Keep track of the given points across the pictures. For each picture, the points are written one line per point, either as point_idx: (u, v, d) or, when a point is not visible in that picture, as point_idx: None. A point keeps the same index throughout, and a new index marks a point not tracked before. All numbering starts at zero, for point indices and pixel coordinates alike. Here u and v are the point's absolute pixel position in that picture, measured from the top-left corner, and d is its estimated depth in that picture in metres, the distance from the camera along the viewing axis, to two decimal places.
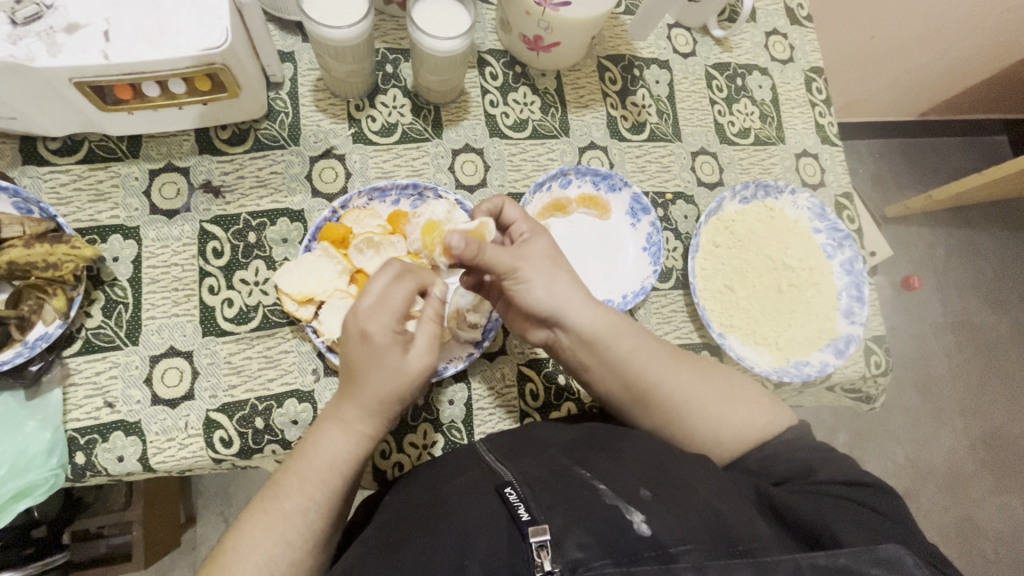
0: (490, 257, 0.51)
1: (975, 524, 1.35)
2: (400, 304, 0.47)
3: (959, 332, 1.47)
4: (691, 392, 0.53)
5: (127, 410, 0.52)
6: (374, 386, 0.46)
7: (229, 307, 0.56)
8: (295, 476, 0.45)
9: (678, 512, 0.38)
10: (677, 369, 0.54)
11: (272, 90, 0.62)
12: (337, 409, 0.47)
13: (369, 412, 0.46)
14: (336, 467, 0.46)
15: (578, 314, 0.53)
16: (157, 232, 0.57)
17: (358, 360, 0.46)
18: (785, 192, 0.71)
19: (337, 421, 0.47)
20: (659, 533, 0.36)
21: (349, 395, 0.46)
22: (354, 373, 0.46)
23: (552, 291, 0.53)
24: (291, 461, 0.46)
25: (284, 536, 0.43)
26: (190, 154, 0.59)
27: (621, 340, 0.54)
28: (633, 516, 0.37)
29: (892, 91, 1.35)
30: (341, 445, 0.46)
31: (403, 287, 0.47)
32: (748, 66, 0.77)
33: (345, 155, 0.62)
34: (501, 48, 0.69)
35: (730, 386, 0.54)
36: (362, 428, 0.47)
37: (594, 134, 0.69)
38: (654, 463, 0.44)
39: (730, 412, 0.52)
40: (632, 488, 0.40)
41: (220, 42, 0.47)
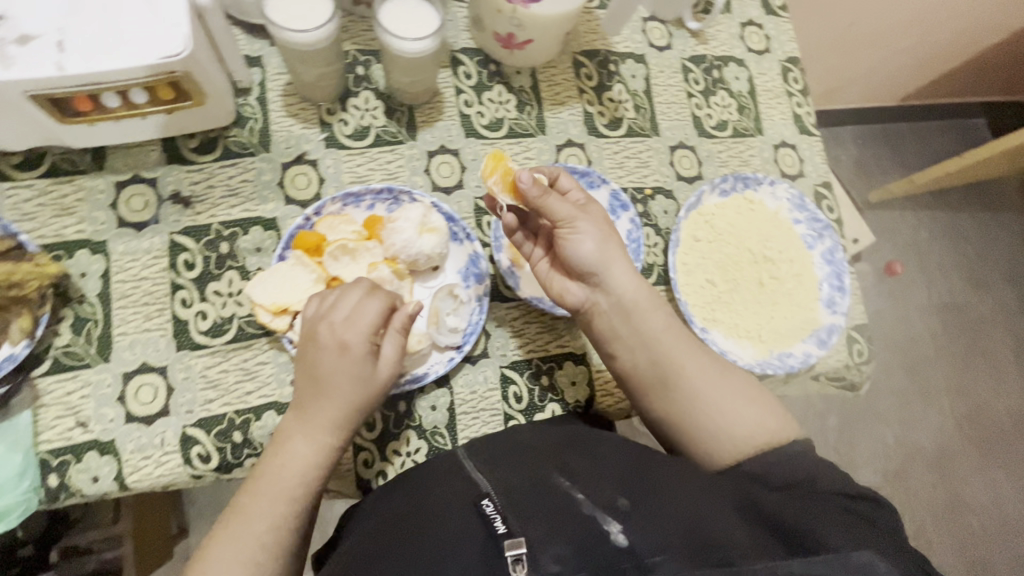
0: (552, 204, 0.55)
1: (964, 502, 1.37)
2: (371, 318, 0.49)
3: (943, 314, 1.49)
4: (704, 388, 0.54)
5: (100, 429, 0.51)
6: (341, 398, 0.48)
7: (203, 320, 0.55)
8: (261, 488, 0.46)
9: (655, 520, 0.38)
10: (696, 361, 0.55)
11: (240, 96, 0.61)
12: (302, 418, 0.49)
13: (335, 426, 0.48)
14: (304, 478, 0.47)
15: (621, 275, 0.56)
16: (125, 245, 0.55)
17: (327, 372, 0.48)
18: (764, 183, 0.71)
19: (302, 431, 0.48)
20: (634, 544, 0.37)
21: (316, 407, 0.48)
22: (323, 383, 0.48)
23: (598, 249, 0.56)
24: (257, 472, 0.47)
25: (252, 548, 0.44)
26: (158, 164, 0.58)
27: (657, 311, 0.56)
28: (611, 527, 0.38)
29: (872, 78, 1.36)
30: (307, 457, 0.47)
31: (376, 302, 0.49)
32: (724, 58, 0.77)
33: (317, 161, 0.61)
34: (474, 46, 0.68)
35: (747, 387, 0.55)
36: (326, 439, 0.48)
37: (571, 131, 0.69)
38: (633, 470, 0.44)
39: (741, 412, 0.53)
40: (610, 496, 0.41)
41: (179, 49, 0.45)
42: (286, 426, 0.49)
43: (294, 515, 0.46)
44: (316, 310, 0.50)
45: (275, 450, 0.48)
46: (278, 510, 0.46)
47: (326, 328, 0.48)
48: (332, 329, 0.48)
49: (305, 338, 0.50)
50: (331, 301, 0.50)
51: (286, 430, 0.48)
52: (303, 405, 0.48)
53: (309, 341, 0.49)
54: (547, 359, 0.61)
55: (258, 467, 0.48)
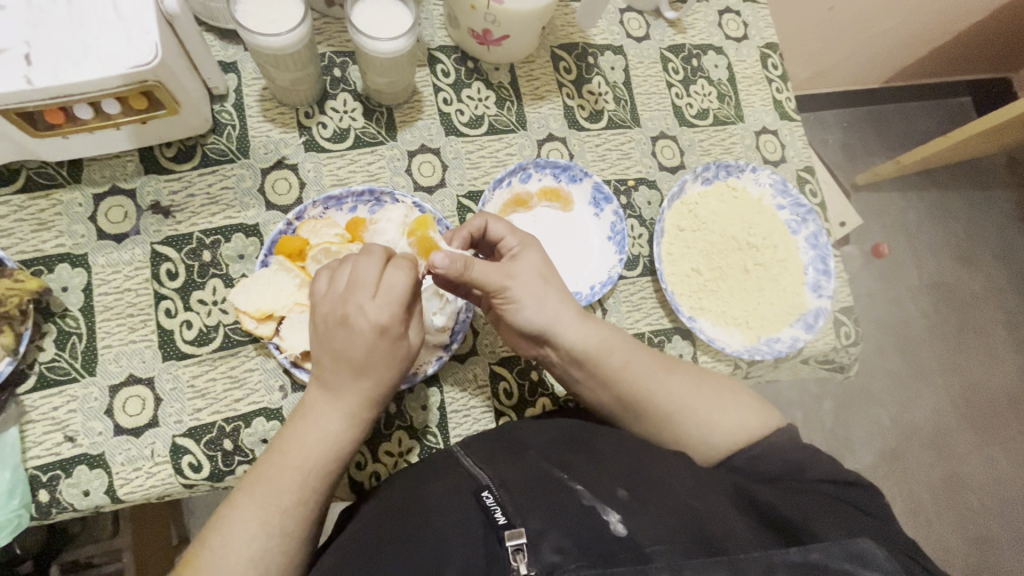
0: (479, 274, 0.51)
1: (959, 478, 1.39)
2: (404, 292, 0.46)
3: (933, 293, 1.50)
4: (680, 399, 0.53)
5: (89, 443, 0.51)
6: (376, 373, 0.47)
7: (188, 329, 0.55)
8: (296, 471, 0.45)
9: (654, 512, 0.38)
10: (668, 375, 0.54)
11: (217, 103, 0.60)
12: (333, 399, 0.47)
13: (368, 400, 0.48)
14: (337, 454, 0.47)
15: (569, 331, 0.54)
16: (106, 258, 0.55)
17: (359, 352, 0.46)
18: (746, 170, 0.71)
19: (333, 408, 0.47)
20: (635, 534, 0.36)
21: (348, 385, 0.47)
22: (351, 362, 0.46)
23: (541, 306, 0.54)
24: (286, 455, 0.46)
25: (283, 530, 0.44)
26: (136, 175, 0.57)
27: (612, 356, 0.54)
28: (610, 517, 0.38)
29: (853, 61, 1.36)
30: (343, 431, 0.47)
31: (405, 275, 0.46)
32: (703, 46, 0.77)
33: (297, 165, 0.61)
34: (451, 44, 0.68)
35: (719, 391, 0.54)
36: (358, 415, 0.48)
37: (551, 126, 0.69)
38: (631, 464, 0.45)
39: (719, 416, 0.52)
40: (610, 489, 0.41)
41: (150, 58, 0.45)
42: (313, 402, 0.47)
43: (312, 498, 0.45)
44: (337, 285, 0.47)
45: (302, 427, 0.47)
46: (291, 499, 0.44)
47: (355, 307, 0.45)
48: (362, 308, 0.45)
49: (326, 316, 0.46)
50: (353, 272, 0.46)
51: (311, 408, 0.47)
52: (333, 383, 0.47)
53: (336, 321, 0.46)
54: None
55: (286, 448, 0.46)
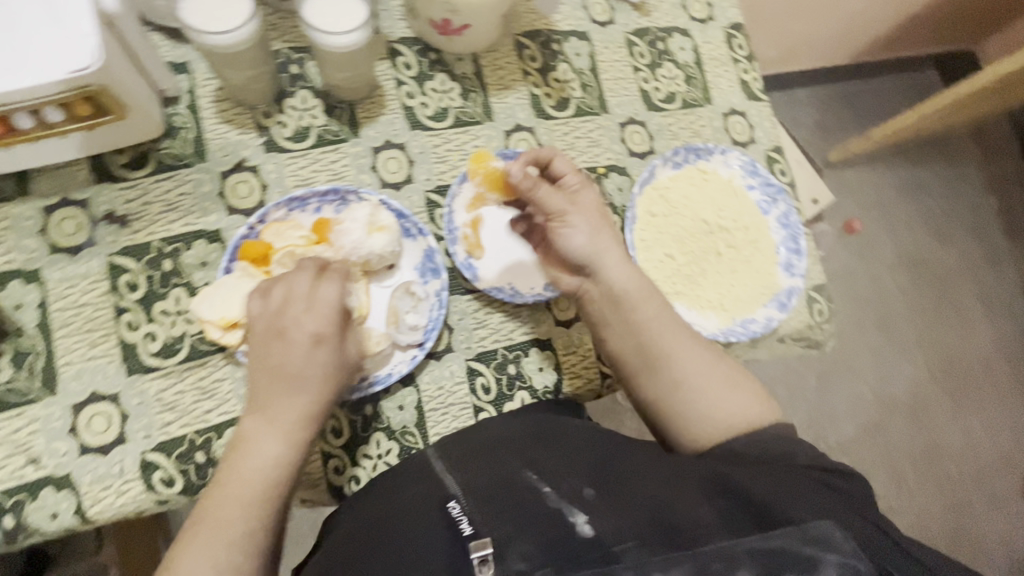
0: (542, 196, 0.57)
1: (936, 443, 1.43)
2: (335, 307, 0.49)
3: (906, 265, 1.53)
4: (695, 372, 0.54)
5: (54, 464, 0.49)
6: (308, 389, 0.48)
7: (152, 341, 0.53)
8: (234, 501, 0.44)
9: (621, 508, 0.39)
10: (686, 344, 0.55)
11: (169, 105, 0.58)
12: (269, 420, 0.47)
13: (306, 421, 0.48)
14: (276, 482, 0.46)
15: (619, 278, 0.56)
16: (61, 272, 0.53)
17: (296, 364, 0.48)
18: (715, 153, 0.71)
19: (265, 435, 0.47)
20: (602, 534, 0.37)
21: (282, 408, 0.47)
22: (283, 380, 0.48)
23: (589, 239, 0.57)
24: (223, 481, 0.45)
25: (226, 560, 0.42)
26: (87, 185, 0.55)
27: (648, 304, 0.56)
28: (576, 519, 0.38)
29: (820, 39, 1.37)
30: (279, 457, 0.47)
31: (336, 289, 0.50)
32: (668, 29, 0.76)
33: (258, 167, 0.59)
34: (412, 35, 0.66)
35: (736, 376, 0.55)
36: (292, 436, 0.47)
37: (519, 116, 0.68)
38: (600, 458, 0.45)
39: (731, 399, 0.53)
40: (577, 488, 0.41)
41: (90, 61, 0.43)
42: (250, 429, 0.47)
43: (255, 529, 0.44)
44: (277, 305, 0.49)
45: (239, 456, 0.46)
46: (234, 534, 0.43)
47: (291, 320, 0.49)
48: (297, 319, 0.48)
49: (260, 337, 0.49)
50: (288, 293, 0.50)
51: (246, 438, 0.47)
52: (267, 406, 0.48)
53: (273, 335, 0.49)
54: (513, 348, 0.61)
55: (223, 475, 0.46)
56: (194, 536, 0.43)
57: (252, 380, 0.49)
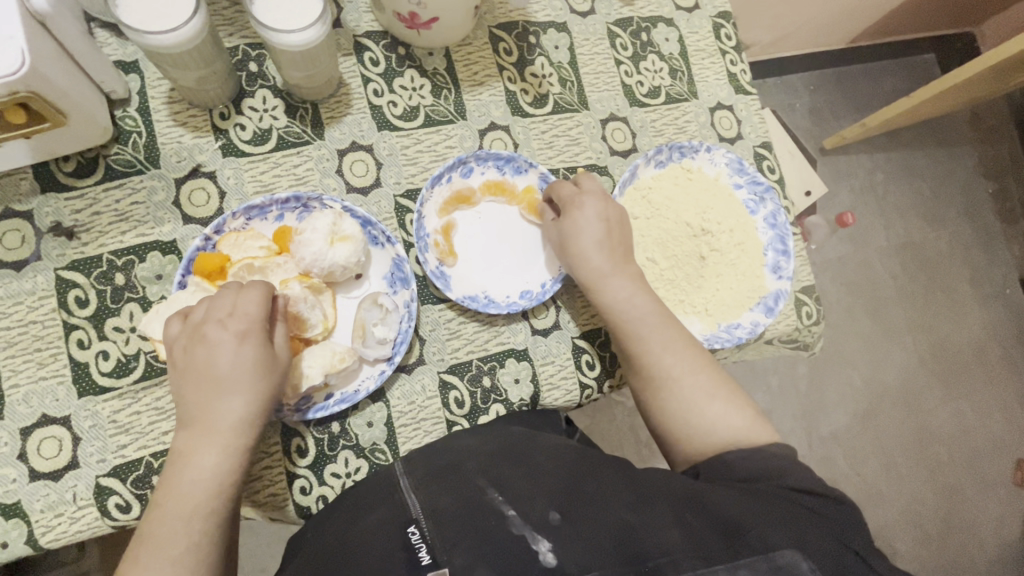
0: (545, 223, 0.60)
1: (928, 433, 1.42)
2: (257, 310, 0.46)
3: (900, 254, 1.50)
4: (688, 380, 0.53)
5: (2, 492, 0.47)
6: (236, 396, 0.45)
7: (105, 360, 0.50)
8: (174, 519, 0.42)
9: (586, 533, 0.36)
10: (673, 352, 0.53)
11: (119, 108, 0.55)
12: (201, 433, 0.44)
13: (240, 428, 0.45)
14: (214, 495, 0.43)
15: (612, 287, 0.56)
16: (5, 289, 0.50)
17: (222, 371, 0.45)
18: (701, 150, 0.68)
19: (194, 449, 0.44)
20: (564, 563, 0.35)
21: (210, 418, 0.44)
22: (208, 391, 0.45)
23: (591, 243, 0.56)
24: (161, 501, 0.42)
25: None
26: (32, 194, 0.52)
27: (636, 309, 0.55)
28: (538, 546, 0.36)
29: (814, 23, 1.32)
30: (214, 469, 0.43)
31: (254, 294, 0.46)
32: (652, 19, 0.72)
33: (215, 172, 0.56)
34: (379, 29, 0.62)
35: (724, 383, 0.53)
36: (224, 447, 0.44)
37: (493, 113, 0.64)
38: (569, 476, 0.42)
39: (710, 405, 0.52)
40: (542, 509, 0.38)
41: (18, 65, 0.40)
42: (183, 444, 0.44)
43: (200, 546, 0.42)
44: (202, 312, 0.46)
45: (173, 472, 0.43)
46: (175, 557, 0.41)
47: (214, 326, 0.45)
48: (216, 325, 0.45)
49: (180, 350, 0.46)
50: (208, 301, 0.47)
51: (178, 454, 0.44)
52: (197, 418, 0.44)
53: (195, 344, 0.45)
54: (487, 359, 0.59)
55: (161, 496, 0.43)
56: (136, 565, 0.40)
57: (180, 395, 0.46)
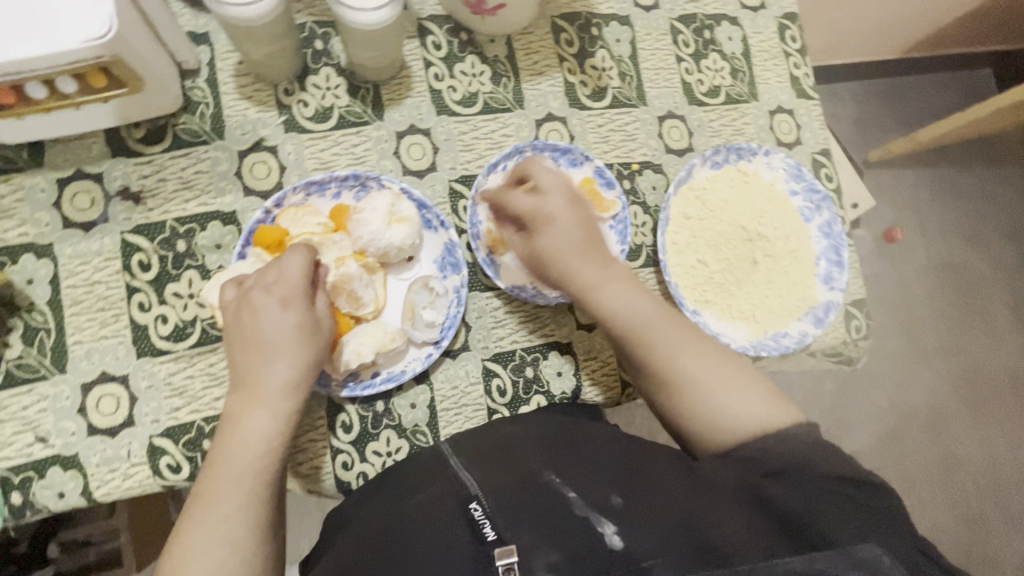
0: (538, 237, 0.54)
1: (956, 459, 1.38)
2: (300, 276, 0.47)
3: (942, 274, 1.45)
4: (719, 379, 0.48)
5: (62, 444, 0.49)
6: (281, 359, 0.45)
7: (164, 324, 0.52)
8: (228, 477, 0.42)
9: (650, 519, 0.37)
10: (687, 349, 0.49)
11: (189, 78, 0.56)
12: (250, 395, 0.45)
13: (287, 390, 0.45)
14: (265, 455, 0.44)
15: (613, 293, 0.51)
16: (73, 248, 0.51)
17: (268, 335, 0.46)
18: (759, 153, 0.66)
19: (242, 412, 0.45)
20: (631, 545, 0.35)
21: (257, 382, 0.45)
22: (254, 355, 0.46)
23: (574, 248, 0.53)
24: (215, 458, 0.43)
25: (229, 540, 0.41)
26: (103, 158, 0.53)
27: (641, 315, 0.50)
28: (604, 528, 0.36)
29: (874, 31, 1.28)
30: (263, 429, 0.44)
31: (297, 263, 0.47)
32: (716, 17, 0.71)
33: (277, 147, 0.57)
34: (443, 13, 0.62)
35: (750, 379, 0.49)
36: (271, 408, 0.45)
37: (551, 104, 0.64)
38: (625, 464, 0.43)
39: (734, 401, 0.47)
40: (604, 494, 0.39)
41: (104, 30, 0.40)
42: (234, 407, 0.45)
43: (254, 503, 0.42)
44: (248, 282, 0.47)
45: (224, 434, 0.44)
46: (231, 513, 0.41)
47: (259, 293, 0.46)
48: (262, 292, 0.46)
49: (230, 318, 0.47)
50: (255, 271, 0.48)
51: (229, 418, 0.45)
52: (245, 383, 0.45)
53: (241, 312, 0.46)
54: (531, 350, 0.59)
55: (213, 456, 0.44)
56: (194, 520, 0.41)
57: (229, 362, 0.47)
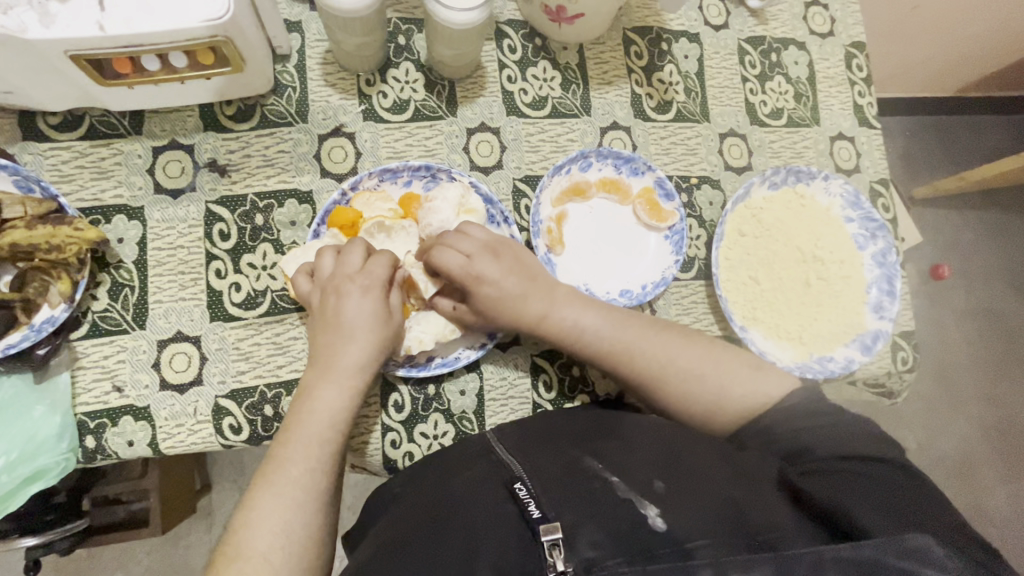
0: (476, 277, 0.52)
1: (983, 511, 1.33)
2: (384, 273, 0.51)
3: (982, 319, 1.41)
4: (690, 367, 0.51)
5: (136, 395, 0.51)
6: (359, 344, 0.49)
7: (237, 292, 0.54)
8: (299, 444, 0.45)
9: (691, 503, 0.38)
10: (649, 339, 0.52)
11: (279, 63, 0.59)
12: (325, 372, 0.48)
13: (357, 372, 0.49)
14: (332, 428, 0.47)
15: (561, 314, 0.54)
16: (161, 213, 0.55)
17: (349, 321, 0.49)
18: (818, 178, 0.67)
19: (314, 389, 0.48)
20: (673, 527, 0.36)
21: (331, 362, 0.49)
22: (333, 338, 0.49)
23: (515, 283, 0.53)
24: (288, 429, 0.46)
25: (293, 503, 0.43)
26: (195, 130, 0.57)
27: (589, 330, 0.53)
28: (647, 510, 0.38)
29: (936, 67, 1.26)
30: (332, 406, 0.47)
31: (382, 262, 0.51)
32: (784, 40, 0.72)
33: (355, 134, 0.59)
34: (520, 19, 0.65)
35: (713, 351, 0.52)
36: (341, 387, 0.48)
37: (616, 114, 0.65)
38: (665, 453, 0.44)
39: (716, 380, 0.50)
40: (646, 479, 0.41)
41: (222, 12, 0.43)
42: (309, 381, 0.48)
43: (319, 470, 0.45)
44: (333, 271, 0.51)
45: (295, 408, 0.47)
46: (300, 477, 0.44)
47: (345, 281, 0.50)
48: (348, 280, 0.50)
49: (315, 302, 0.51)
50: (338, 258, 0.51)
51: (300, 392, 0.48)
52: (320, 362, 0.49)
53: (326, 298, 0.50)
54: None
55: (286, 426, 0.47)
56: (266, 481, 0.43)
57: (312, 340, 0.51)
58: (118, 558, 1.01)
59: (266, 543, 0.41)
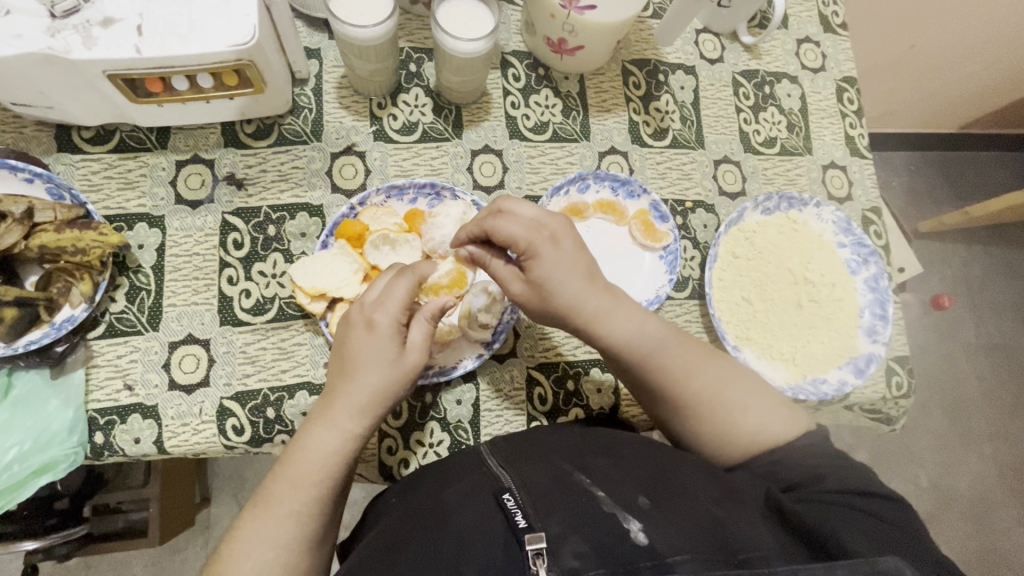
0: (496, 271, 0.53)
1: (999, 554, 1.27)
2: (403, 295, 0.47)
3: (992, 354, 1.38)
4: (703, 392, 0.51)
5: (145, 394, 0.54)
6: (389, 370, 0.46)
7: (246, 298, 0.57)
8: (279, 478, 0.43)
9: (676, 521, 0.38)
10: (700, 372, 0.51)
11: (298, 86, 0.63)
12: (327, 408, 0.46)
13: (356, 412, 0.46)
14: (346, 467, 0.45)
15: (621, 319, 0.51)
16: (180, 222, 0.58)
17: (359, 351, 0.46)
18: (809, 204, 0.69)
19: (327, 424, 0.45)
20: (656, 543, 0.36)
21: (347, 394, 0.46)
22: (354, 369, 0.46)
23: (579, 276, 0.50)
24: (280, 466, 0.44)
25: (288, 532, 0.42)
26: (216, 146, 0.61)
27: (646, 339, 0.51)
28: (630, 525, 0.37)
29: (935, 105, 1.29)
30: (339, 444, 0.45)
31: (414, 279, 0.48)
32: (777, 74, 0.75)
33: (365, 152, 0.63)
34: (525, 50, 0.69)
35: (746, 390, 0.51)
36: (354, 428, 0.46)
37: (615, 139, 0.69)
38: (655, 469, 0.44)
39: (739, 416, 0.50)
40: (631, 496, 0.40)
41: (248, 38, 0.46)
42: (309, 424, 0.46)
43: (322, 486, 0.44)
44: (359, 299, 0.49)
45: (300, 444, 0.45)
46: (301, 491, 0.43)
47: (356, 312, 0.48)
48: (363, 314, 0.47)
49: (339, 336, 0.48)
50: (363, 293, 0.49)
51: (313, 424, 0.46)
52: (339, 391, 0.46)
53: (348, 326, 0.48)
54: (574, 364, 0.62)
55: (283, 462, 0.44)
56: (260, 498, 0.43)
57: (331, 379, 0.48)
58: (116, 568, 1.01)
59: (254, 559, 0.41)
